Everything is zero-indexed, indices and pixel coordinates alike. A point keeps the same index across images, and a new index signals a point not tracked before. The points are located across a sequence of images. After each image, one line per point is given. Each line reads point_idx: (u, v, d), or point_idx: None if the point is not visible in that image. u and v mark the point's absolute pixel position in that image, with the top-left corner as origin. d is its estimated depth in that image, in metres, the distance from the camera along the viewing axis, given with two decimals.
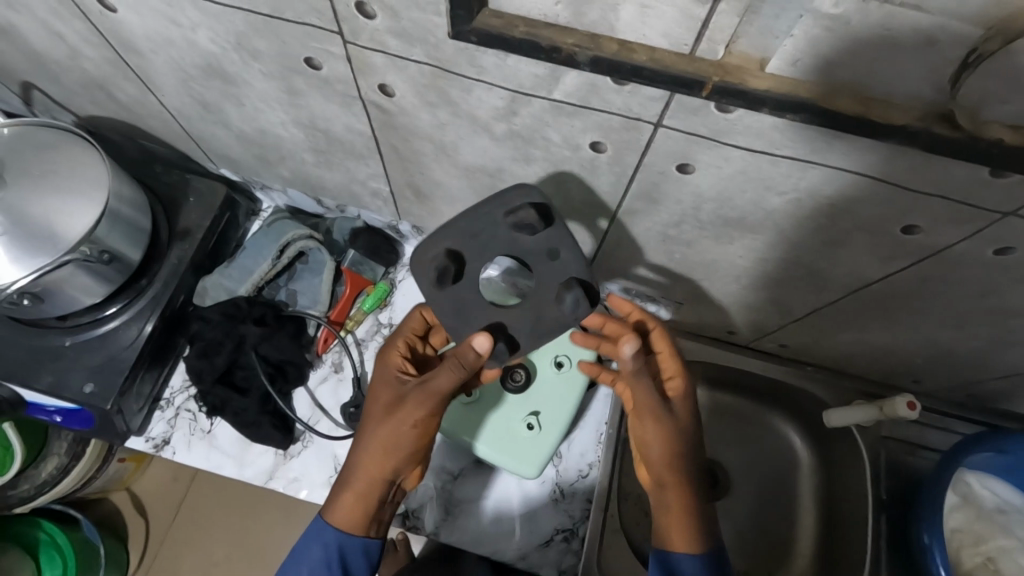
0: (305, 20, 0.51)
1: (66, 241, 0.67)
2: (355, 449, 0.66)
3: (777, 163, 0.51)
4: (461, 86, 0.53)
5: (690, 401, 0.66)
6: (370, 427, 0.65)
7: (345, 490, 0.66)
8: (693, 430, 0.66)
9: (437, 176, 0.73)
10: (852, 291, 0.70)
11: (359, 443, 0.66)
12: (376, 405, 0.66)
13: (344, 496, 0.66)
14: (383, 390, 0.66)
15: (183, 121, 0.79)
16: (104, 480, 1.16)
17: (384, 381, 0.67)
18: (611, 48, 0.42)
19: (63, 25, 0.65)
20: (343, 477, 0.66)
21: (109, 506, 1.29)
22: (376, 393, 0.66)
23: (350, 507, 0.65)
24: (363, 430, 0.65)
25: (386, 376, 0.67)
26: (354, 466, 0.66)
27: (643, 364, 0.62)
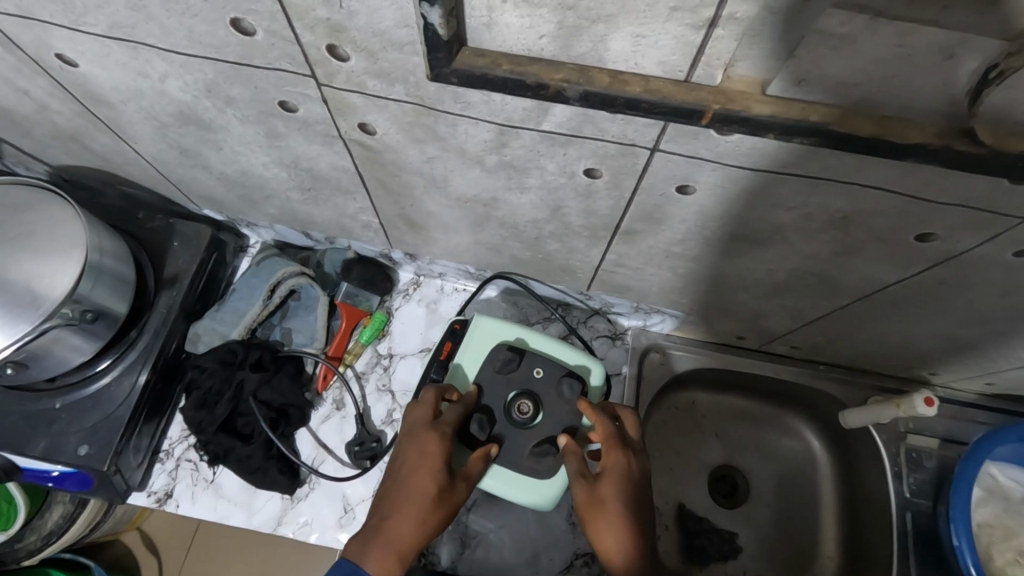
0: (277, 65, 0.49)
1: (47, 305, 0.64)
2: (399, 508, 0.62)
3: (782, 181, 0.49)
4: (447, 122, 0.51)
5: (620, 472, 0.64)
6: (418, 493, 0.62)
7: (378, 547, 0.60)
8: (624, 498, 0.63)
9: (428, 207, 0.70)
10: (864, 295, 0.68)
11: (406, 505, 0.62)
12: (427, 473, 0.63)
13: (379, 552, 0.60)
14: (435, 465, 0.64)
15: (161, 167, 0.77)
16: (113, 523, 1.14)
17: (436, 447, 0.65)
18: (604, 81, 0.39)
19: (25, 81, 0.62)
20: (382, 532, 0.61)
21: (119, 549, 1.27)
22: (423, 463, 0.64)
23: (387, 565, 0.59)
24: (414, 494, 0.62)
25: (435, 441, 0.65)
26: (401, 525, 0.61)
27: (569, 450, 0.67)
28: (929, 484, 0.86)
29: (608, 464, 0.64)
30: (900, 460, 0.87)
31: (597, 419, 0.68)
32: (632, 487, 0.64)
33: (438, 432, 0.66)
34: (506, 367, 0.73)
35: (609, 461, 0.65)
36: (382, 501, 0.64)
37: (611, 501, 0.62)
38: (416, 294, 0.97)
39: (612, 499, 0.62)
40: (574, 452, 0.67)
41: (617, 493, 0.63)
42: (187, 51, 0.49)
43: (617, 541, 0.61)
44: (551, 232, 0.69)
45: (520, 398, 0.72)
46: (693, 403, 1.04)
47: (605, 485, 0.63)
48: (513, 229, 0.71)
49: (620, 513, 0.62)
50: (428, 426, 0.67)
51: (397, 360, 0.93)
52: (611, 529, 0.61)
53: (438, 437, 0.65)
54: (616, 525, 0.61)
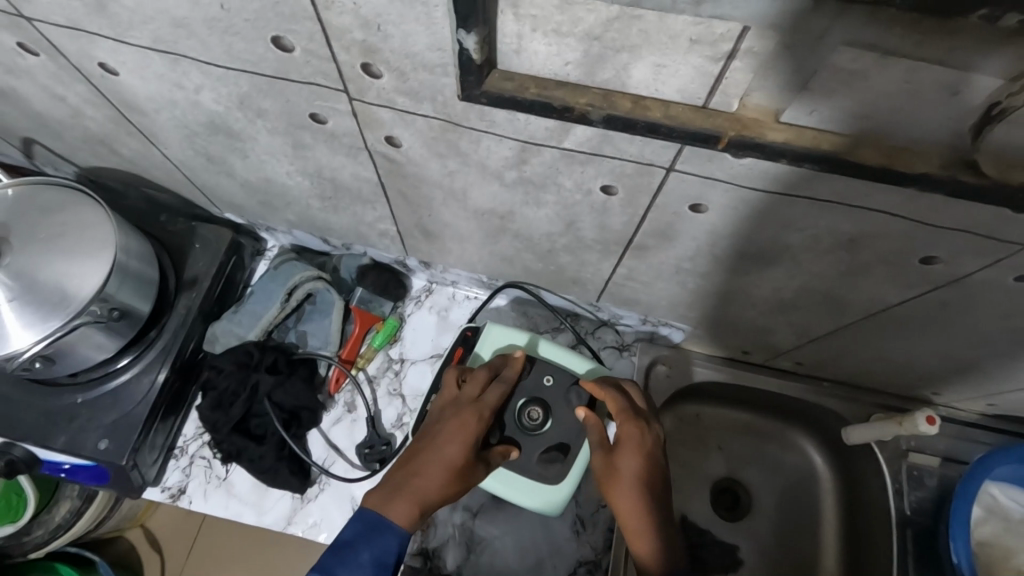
0: (311, 80, 0.51)
1: (75, 303, 0.66)
2: (429, 466, 0.63)
3: (790, 203, 0.51)
4: (471, 138, 0.53)
5: (637, 445, 0.66)
6: (448, 461, 0.64)
7: (402, 497, 0.62)
8: (640, 468, 0.65)
9: (444, 217, 0.73)
10: (869, 314, 0.69)
11: (434, 466, 0.63)
12: (460, 442, 0.65)
13: (402, 502, 0.61)
14: (468, 442, 0.65)
15: (188, 172, 0.79)
16: (118, 519, 1.15)
17: (473, 424, 0.67)
18: (625, 106, 0.41)
19: (63, 88, 0.64)
20: (408, 485, 0.62)
21: (123, 545, 1.28)
22: (458, 433, 0.65)
23: (409, 517, 0.61)
24: (443, 460, 0.64)
25: (472, 418, 0.67)
26: (425, 483, 0.62)
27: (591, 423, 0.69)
28: (929, 501, 0.88)
29: (622, 438, 0.66)
30: (901, 478, 0.89)
31: (608, 393, 0.69)
32: (647, 457, 0.66)
33: (479, 413, 0.68)
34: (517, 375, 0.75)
35: (625, 435, 0.67)
36: (410, 457, 0.65)
37: (628, 473, 0.65)
38: (429, 301, 0.99)
39: (628, 470, 0.65)
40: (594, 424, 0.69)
41: (634, 464, 0.65)
42: (225, 65, 0.51)
43: (637, 512, 0.64)
44: (565, 245, 0.71)
45: (530, 405, 0.73)
46: (698, 416, 1.06)
47: (623, 457, 0.66)
48: (527, 240, 0.73)
49: (637, 484, 0.64)
50: (470, 402, 0.68)
51: (408, 364, 0.95)
52: (629, 499, 0.64)
53: (476, 418, 0.67)
54: (633, 494, 0.64)
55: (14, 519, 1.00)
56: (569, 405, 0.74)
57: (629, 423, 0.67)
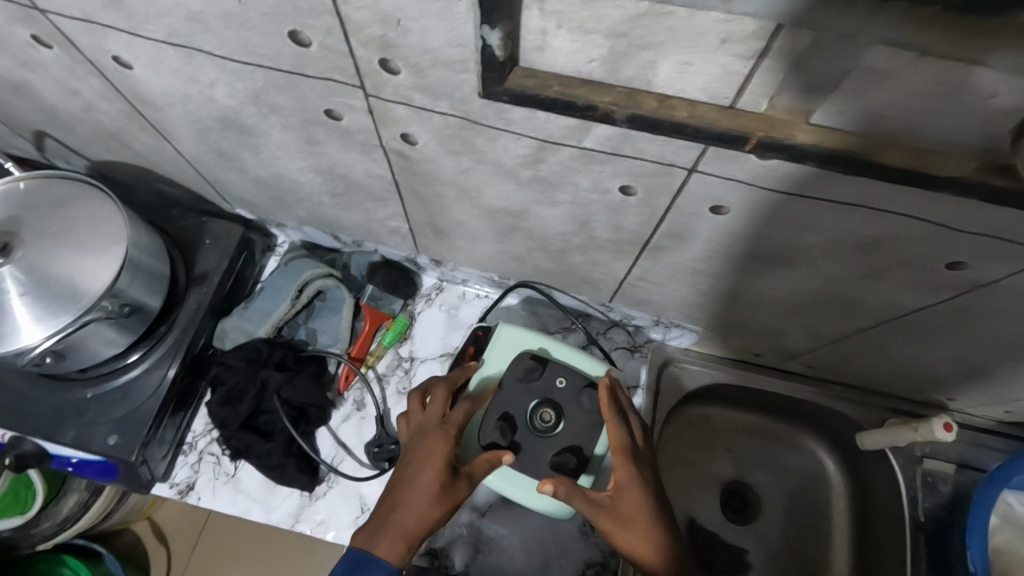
0: (327, 75, 0.50)
1: (85, 299, 0.66)
2: (404, 497, 0.63)
3: (813, 205, 0.50)
4: (488, 136, 0.52)
5: (637, 482, 0.65)
6: (422, 488, 0.63)
7: (385, 535, 0.62)
8: (645, 504, 0.64)
9: (456, 216, 0.72)
10: (886, 319, 0.68)
11: (410, 496, 0.63)
12: (430, 464, 0.64)
13: (386, 538, 0.62)
14: (439, 463, 0.64)
15: (199, 167, 0.78)
16: (123, 514, 1.15)
17: (444, 445, 0.65)
18: (650, 105, 0.40)
19: (76, 82, 0.64)
20: (388, 519, 0.62)
21: (131, 537, 1.29)
22: (427, 457, 0.65)
23: (393, 550, 0.61)
24: (418, 487, 0.63)
25: (441, 437, 0.66)
26: (404, 515, 0.62)
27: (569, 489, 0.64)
28: (943, 508, 0.86)
29: (626, 478, 0.65)
30: (915, 484, 0.88)
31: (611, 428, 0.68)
32: (651, 491, 0.66)
33: (446, 432, 0.66)
34: (529, 376, 0.74)
35: (621, 476, 0.65)
36: (389, 492, 0.65)
37: (634, 511, 0.64)
38: (439, 300, 0.98)
39: (634, 508, 0.64)
40: (573, 490, 0.64)
41: (638, 501, 0.65)
42: (241, 59, 0.50)
43: (651, 549, 0.63)
44: (578, 245, 0.70)
45: (542, 407, 0.73)
46: (707, 418, 1.04)
47: (625, 498, 0.65)
48: (540, 240, 0.72)
49: (648, 520, 0.64)
50: (437, 424, 0.68)
51: (418, 363, 0.94)
52: (640, 537, 0.63)
53: (444, 438, 0.66)
54: (643, 531, 0.64)
55: (22, 509, 0.99)
56: (581, 407, 0.73)
57: (622, 463, 0.66)
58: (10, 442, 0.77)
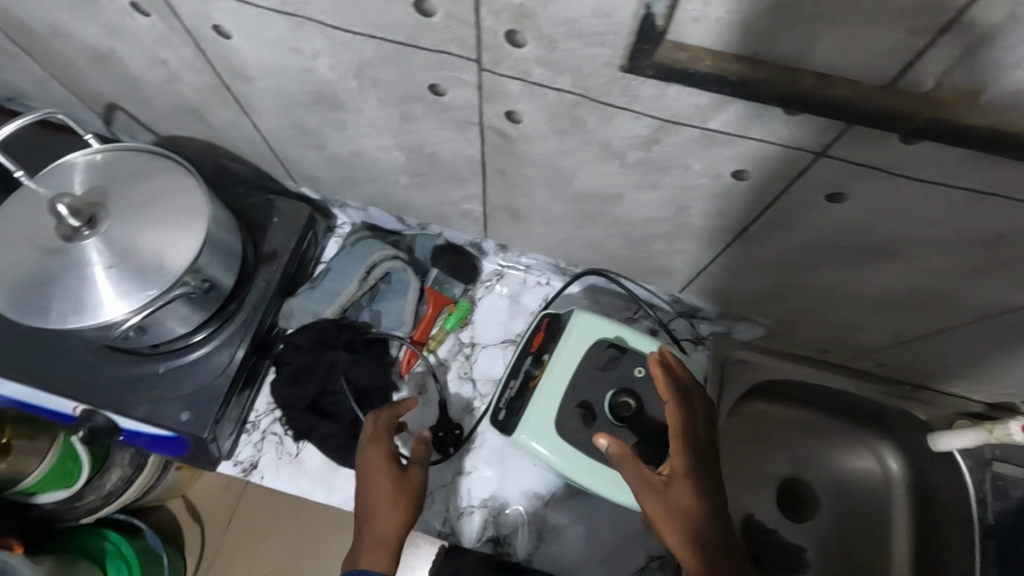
0: (441, 48, 0.49)
1: (167, 276, 0.64)
2: (367, 506, 0.68)
3: (947, 193, 0.48)
4: (603, 115, 0.50)
5: (692, 478, 0.62)
6: (375, 489, 0.68)
7: (364, 549, 0.66)
8: (697, 506, 0.61)
9: (540, 198, 0.70)
10: (983, 317, 0.66)
11: (372, 501, 0.68)
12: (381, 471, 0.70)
13: (367, 551, 0.66)
14: (379, 462, 0.70)
15: (274, 143, 0.77)
16: (162, 490, 1.12)
17: (376, 445, 0.71)
18: (810, 83, 0.39)
19: (167, 52, 0.63)
20: (361, 534, 0.67)
21: (163, 515, 1.21)
22: (376, 468, 0.70)
23: (375, 558, 0.65)
24: (375, 492, 0.68)
25: (374, 446, 0.71)
26: (373, 526, 0.67)
27: (622, 457, 0.63)
28: (1012, 512, 0.86)
29: (681, 465, 0.62)
30: (985, 487, 0.87)
31: (674, 410, 0.64)
32: (705, 486, 0.63)
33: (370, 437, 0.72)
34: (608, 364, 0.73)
35: (677, 466, 0.63)
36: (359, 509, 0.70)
37: (686, 509, 0.61)
38: (500, 286, 0.96)
39: (686, 505, 0.61)
40: (627, 457, 0.63)
41: (691, 499, 0.62)
42: (354, 30, 0.49)
43: (693, 548, 0.60)
44: (666, 232, 0.68)
45: (621, 397, 0.72)
46: (764, 415, 1.01)
47: (678, 491, 0.62)
48: (624, 226, 0.70)
49: (697, 517, 0.61)
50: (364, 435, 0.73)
51: (479, 348, 0.94)
52: (685, 536, 0.60)
53: (372, 442, 0.71)
54: (689, 532, 0.60)
55: (68, 483, 0.99)
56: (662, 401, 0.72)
57: (680, 454, 0.63)
58: (83, 414, 0.77)
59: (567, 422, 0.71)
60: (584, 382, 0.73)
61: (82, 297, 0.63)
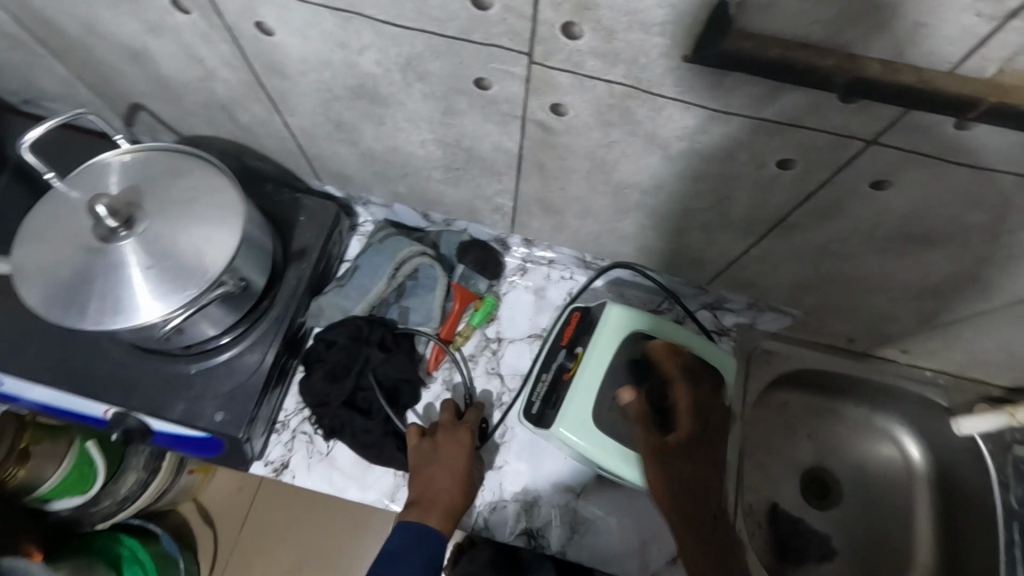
0: (495, 41, 0.49)
1: (206, 275, 0.64)
2: (448, 481, 0.75)
3: (997, 179, 0.48)
4: (654, 106, 0.51)
5: (681, 454, 0.71)
6: (459, 471, 0.77)
7: (436, 512, 0.73)
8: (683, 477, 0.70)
9: (577, 191, 0.71)
10: (1016, 301, 0.67)
11: (453, 479, 0.76)
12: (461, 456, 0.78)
13: (439, 514, 0.73)
14: (466, 452, 0.78)
15: (305, 140, 0.77)
16: (176, 494, 1.12)
17: (468, 438, 0.80)
18: (876, 69, 0.39)
19: (205, 49, 0.62)
20: (432, 500, 0.74)
21: (175, 519, 1.19)
22: (460, 452, 0.78)
23: (445, 524, 0.73)
24: (458, 473, 0.76)
25: (460, 436, 0.79)
26: (449, 498, 0.75)
27: (637, 417, 0.69)
28: None
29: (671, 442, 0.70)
30: (1007, 471, 0.89)
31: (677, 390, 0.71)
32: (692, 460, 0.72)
33: (465, 429, 0.80)
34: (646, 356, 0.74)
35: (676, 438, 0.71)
36: (424, 480, 0.76)
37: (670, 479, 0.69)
38: (524, 280, 0.97)
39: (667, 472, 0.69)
40: (637, 418, 0.69)
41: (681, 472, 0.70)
42: (406, 24, 0.49)
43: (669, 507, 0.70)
44: (703, 223, 0.69)
45: (658, 387, 0.73)
46: (787, 405, 1.02)
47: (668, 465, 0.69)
48: (661, 217, 0.71)
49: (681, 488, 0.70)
50: (455, 426, 0.81)
51: (506, 343, 0.94)
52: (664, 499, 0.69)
53: (465, 433, 0.80)
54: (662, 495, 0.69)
55: (82, 490, 0.97)
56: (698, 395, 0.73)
57: (684, 428, 0.71)
58: (114, 418, 0.76)
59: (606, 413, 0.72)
60: (619, 373, 0.73)
61: (121, 298, 0.63)
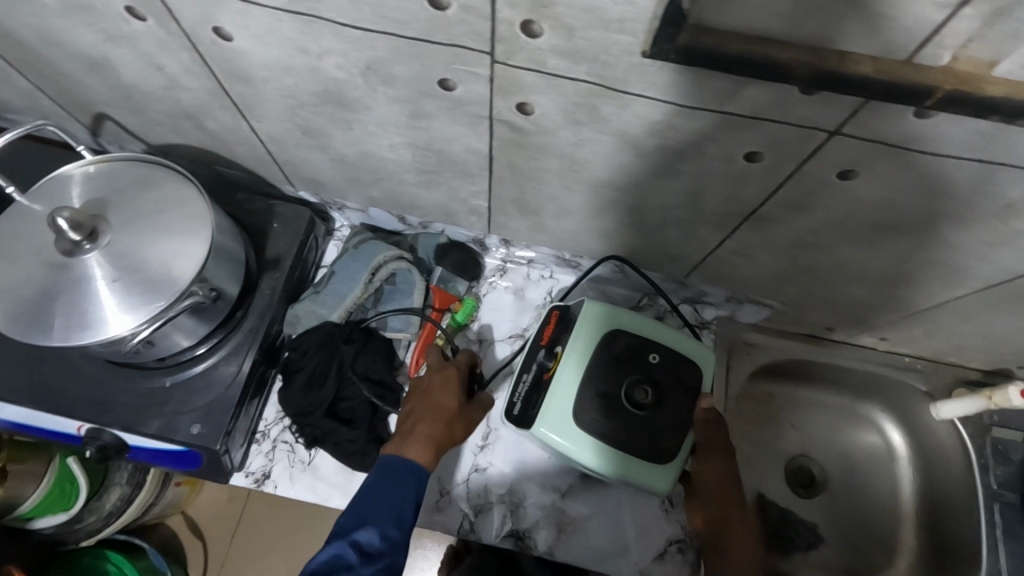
0: (457, 42, 0.48)
1: (175, 286, 0.63)
2: (433, 414, 0.71)
3: (962, 166, 0.49)
4: (619, 103, 0.50)
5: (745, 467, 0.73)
6: (445, 406, 0.72)
7: (416, 441, 0.68)
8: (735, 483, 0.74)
9: (551, 190, 0.70)
10: (987, 286, 0.68)
11: (438, 412, 0.71)
12: (448, 394, 0.74)
13: (419, 445, 0.67)
14: (453, 389, 0.74)
15: (275, 147, 0.76)
16: (163, 508, 1.10)
17: (456, 375, 0.76)
18: (833, 60, 0.39)
19: (166, 57, 0.61)
20: (413, 431, 0.69)
21: (163, 533, 1.18)
22: (445, 389, 0.74)
23: (426, 454, 0.67)
24: (443, 406, 0.72)
25: (448, 373, 0.76)
26: (431, 429, 0.69)
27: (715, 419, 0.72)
28: (1014, 476, 0.90)
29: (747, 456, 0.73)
30: (987, 454, 0.91)
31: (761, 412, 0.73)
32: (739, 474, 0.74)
33: (453, 367, 0.77)
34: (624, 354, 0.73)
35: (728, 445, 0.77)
36: (408, 416, 0.72)
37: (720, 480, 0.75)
38: (504, 281, 0.96)
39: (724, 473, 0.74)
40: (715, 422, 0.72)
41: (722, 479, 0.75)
42: (366, 26, 0.49)
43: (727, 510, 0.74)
44: (677, 218, 0.69)
45: (639, 384, 0.72)
46: (773, 396, 1.03)
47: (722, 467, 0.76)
48: (635, 214, 0.71)
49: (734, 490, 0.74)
50: (443, 364, 0.77)
51: (487, 345, 0.93)
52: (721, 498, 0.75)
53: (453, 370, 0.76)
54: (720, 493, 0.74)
55: (66, 506, 0.94)
56: (677, 392, 0.73)
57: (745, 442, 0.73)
58: (89, 434, 0.75)
59: (587, 413, 0.71)
60: (599, 372, 0.73)
61: (87, 313, 0.61)
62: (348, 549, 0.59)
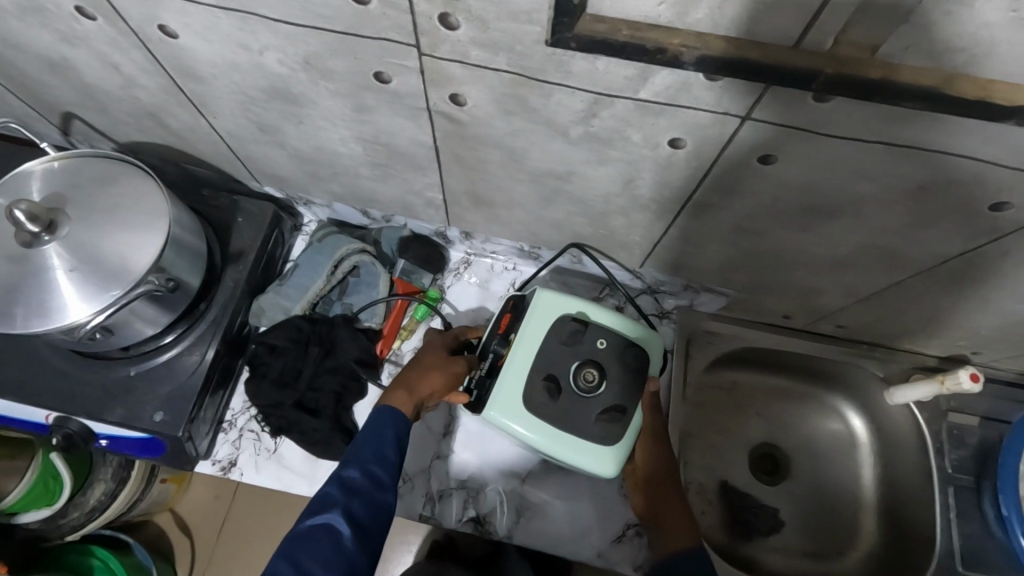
0: (384, 35, 0.50)
1: (131, 276, 0.65)
2: (412, 368, 0.76)
3: (869, 149, 0.51)
4: (543, 92, 0.53)
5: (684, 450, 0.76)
6: (426, 361, 0.77)
7: (393, 390, 0.73)
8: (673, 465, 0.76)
9: (499, 181, 0.72)
10: (923, 269, 0.70)
11: (417, 366, 0.77)
12: (432, 355, 0.79)
13: (394, 393, 0.73)
14: (436, 350, 0.79)
15: (234, 143, 0.79)
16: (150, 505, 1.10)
17: (440, 341, 0.81)
18: (720, 46, 0.41)
19: (119, 56, 0.64)
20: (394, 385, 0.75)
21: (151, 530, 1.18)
22: (431, 351, 0.79)
23: (398, 398, 0.72)
24: (423, 362, 0.77)
25: (435, 341, 0.82)
26: (408, 380, 0.74)
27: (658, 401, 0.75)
28: (969, 459, 0.92)
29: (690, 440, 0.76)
30: (942, 438, 0.93)
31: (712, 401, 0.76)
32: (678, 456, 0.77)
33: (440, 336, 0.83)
34: (572, 339, 0.75)
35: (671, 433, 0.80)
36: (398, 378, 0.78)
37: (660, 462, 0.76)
38: (468, 273, 0.99)
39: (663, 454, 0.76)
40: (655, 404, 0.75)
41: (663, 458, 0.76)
42: (296, 22, 0.51)
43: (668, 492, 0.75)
44: (620, 206, 0.71)
45: (585, 367, 0.74)
46: (737, 383, 1.04)
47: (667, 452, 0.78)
48: (581, 203, 0.73)
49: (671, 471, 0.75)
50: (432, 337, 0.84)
51: None
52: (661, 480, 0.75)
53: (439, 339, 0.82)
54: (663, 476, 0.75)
55: (50, 501, 0.95)
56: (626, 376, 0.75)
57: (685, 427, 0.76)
58: (57, 421, 0.77)
59: (537, 396, 0.73)
60: (549, 357, 0.75)
61: (45, 301, 0.64)
62: (335, 486, 0.63)
